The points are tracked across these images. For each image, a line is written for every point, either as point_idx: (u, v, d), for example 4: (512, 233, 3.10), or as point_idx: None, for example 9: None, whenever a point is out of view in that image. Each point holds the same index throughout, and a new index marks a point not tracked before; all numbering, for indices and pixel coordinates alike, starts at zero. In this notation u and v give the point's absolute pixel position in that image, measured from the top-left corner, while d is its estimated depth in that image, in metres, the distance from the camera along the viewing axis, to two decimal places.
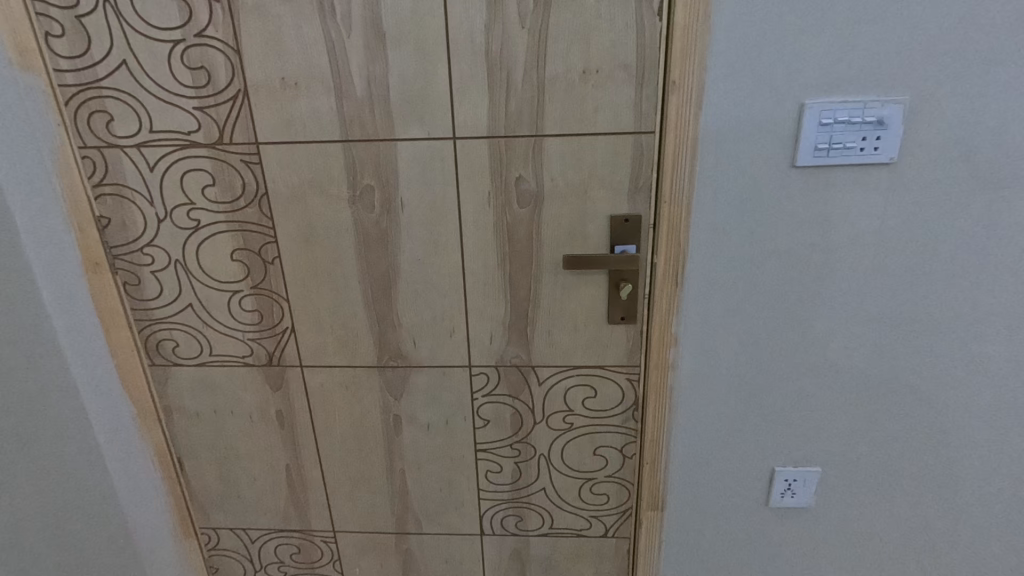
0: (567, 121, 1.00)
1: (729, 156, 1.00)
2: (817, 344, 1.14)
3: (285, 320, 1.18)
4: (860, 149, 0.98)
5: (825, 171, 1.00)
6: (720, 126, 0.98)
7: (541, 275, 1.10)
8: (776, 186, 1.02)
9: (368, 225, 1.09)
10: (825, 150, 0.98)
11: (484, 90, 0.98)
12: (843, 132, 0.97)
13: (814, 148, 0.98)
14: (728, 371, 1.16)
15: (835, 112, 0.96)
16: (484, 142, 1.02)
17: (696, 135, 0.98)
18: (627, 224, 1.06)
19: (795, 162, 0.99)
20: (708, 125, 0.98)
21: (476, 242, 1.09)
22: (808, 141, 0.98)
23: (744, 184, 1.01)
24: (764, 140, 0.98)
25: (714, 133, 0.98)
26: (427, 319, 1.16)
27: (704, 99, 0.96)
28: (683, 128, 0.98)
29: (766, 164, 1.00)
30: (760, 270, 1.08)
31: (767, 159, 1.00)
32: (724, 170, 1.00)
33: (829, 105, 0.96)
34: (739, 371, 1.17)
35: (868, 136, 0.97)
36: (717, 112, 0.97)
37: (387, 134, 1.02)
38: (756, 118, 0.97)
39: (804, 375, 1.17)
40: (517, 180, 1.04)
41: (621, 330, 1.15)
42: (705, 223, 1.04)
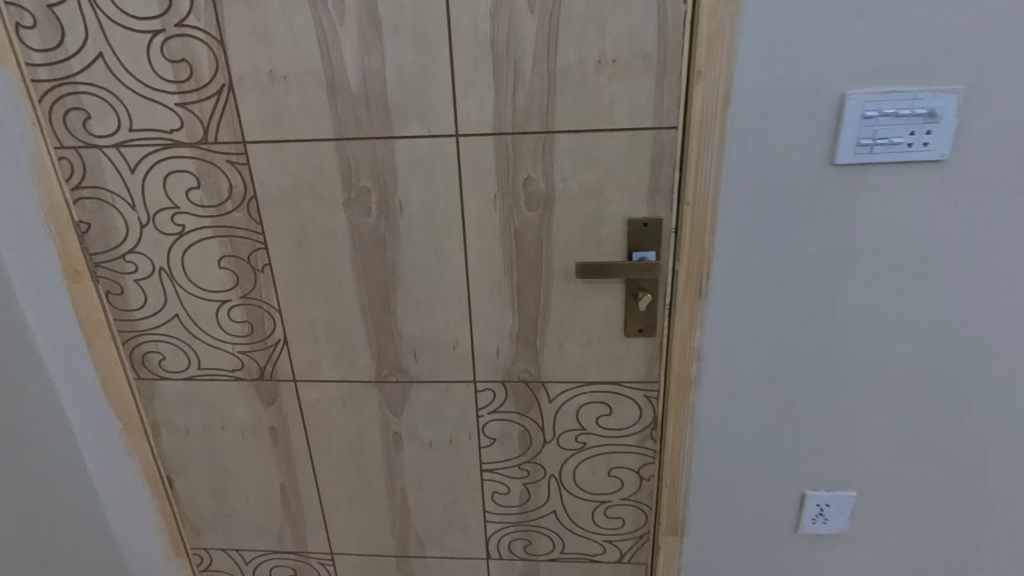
0: (581, 116, 0.91)
1: (760, 154, 0.90)
2: (854, 359, 1.04)
3: (277, 332, 1.10)
4: (907, 145, 0.88)
5: (868, 169, 0.91)
6: (750, 120, 0.88)
7: (552, 284, 1.02)
8: (813, 186, 0.92)
9: (364, 230, 1.01)
10: (868, 146, 0.88)
11: (490, 82, 0.90)
12: (890, 126, 0.87)
13: (857, 144, 0.88)
14: (755, 388, 1.07)
15: (880, 105, 0.86)
16: (490, 140, 0.93)
17: (724, 130, 0.89)
18: (647, 228, 0.97)
19: (834, 160, 0.90)
20: (737, 119, 0.88)
21: (482, 248, 1.00)
22: (849, 137, 0.88)
23: (777, 184, 0.92)
24: (799, 134, 0.89)
25: (744, 127, 0.89)
26: (429, 331, 1.07)
27: (733, 90, 0.87)
28: (709, 123, 0.88)
29: (801, 162, 0.91)
30: (792, 279, 0.98)
31: (804, 157, 0.90)
32: (755, 168, 0.91)
33: (873, 97, 0.86)
34: (767, 387, 1.07)
35: (917, 131, 0.87)
36: (747, 105, 0.87)
37: (384, 131, 0.93)
38: (791, 112, 0.88)
39: (839, 392, 1.07)
40: (526, 180, 0.95)
41: (638, 343, 1.05)
42: (733, 227, 0.95)
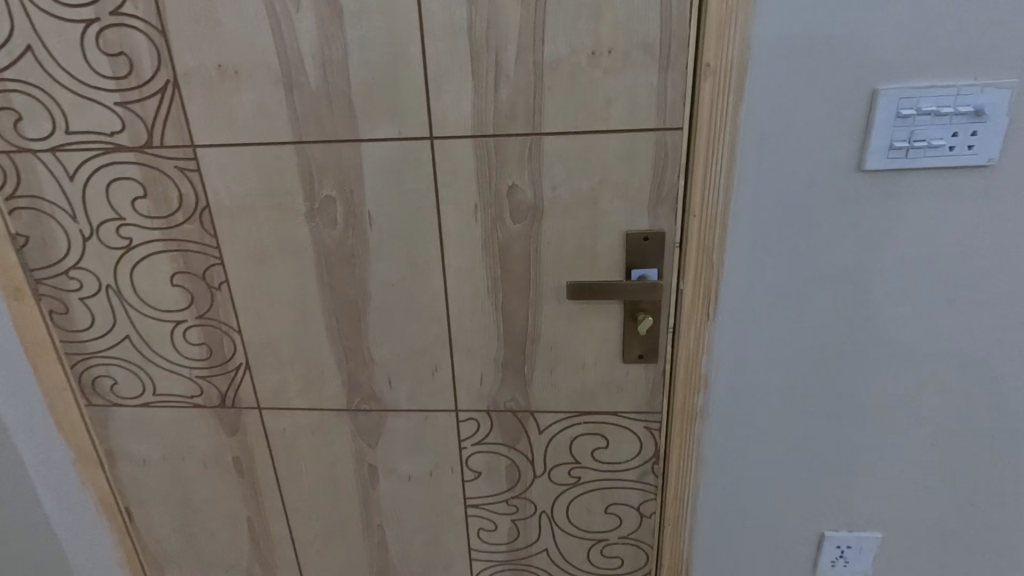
0: (573, 115, 0.79)
1: (777, 158, 0.79)
2: (883, 390, 0.92)
3: (237, 355, 1.00)
4: (949, 148, 0.77)
5: (902, 176, 0.79)
6: (767, 119, 0.77)
7: (541, 305, 0.91)
8: (837, 195, 0.81)
9: (330, 244, 0.90)
10: (903, 149, 0.77)
11: (468, 77, 0.78)
12: (928, 125, 0.76)
13: (889, 147, 0.77)
14: (770, 419, 0.96)
15: (917, 101, 0.75)
16: (469, 143, 0.82)
17: (737, 131, 0.77)
18: (648, 242, 0.85)
19: (863, 165, 0.78)
20: (751, 118, 0.77)
21: (462, 264, 0.89)
22: (881, 138, 0.77)
23: (796, 192, 0.81)
24: (822, 136, 0.77)
25: (759, 128, 0.77)
26: (405, 355, 0.96)
27: (747, 85, 0.75)
28: (719, 123, 0.77)
29: (825, 167, 0.79)
30: (812, 299, 0.87)
31: (827, 161, 0.79)
32: (771, 174, 0.80)
33: (910, 92, 0.74)
34: (783, 418, 0.96)
35: (960, 131, 0.76)
36: (763, 102, 0.76)
37: (349, 133, 0.82)
38: (813, 109, 0.76)
39: (866, 426, 0.95)
40: (511, 189, 0.84)
41: (637, 370, 0.94)
42: (746, 241, 0.83)
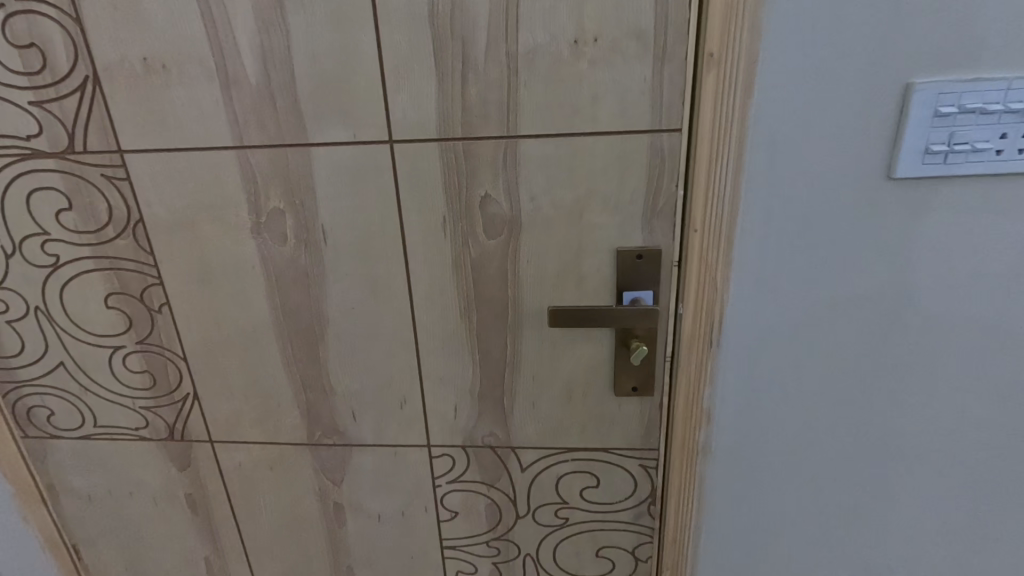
0: (554, 115, 0.68)
1: (792, 164, 0.68)
2: (913, 427, 0.81)
3: (184, 384, 0.89)
4: (996, 152, 0.65)
5: (939, 185, 0.68)
6: (780, 119, 0.66)
7: (520, 330, 0.80)
8: (861, 207, 0.69)
9: (281, 263, 0.79)
10: (941, 153, 0.65)
11: (431, 70, 0.67)
12: (969, 125, 0.64)
13: (925, 151, 0.65)
14: (782, 459, 0.84)
15: (958, 97, 0.63)
16: (435, 148, 0.71)
17: (745, 132, 0.66)
18: (642, 261, 0.74)
19: (893, 173, 0.67)
20: (762, 119, 0.66)
21: (430, 285, 0.78)
22: (915, 141, 0.65)
23: (813, 204, 0.69)
24: (845, 138, 0.66)
25: (771, 129, 0.66)
26: (370, 385, 0.86)
27: (757, 79, 0.64)
28: (725, 123, 0.65)
29: (848, 175, 0.68)
30: (830, 326, 0.76)
31: (850, 168, 0.68)
32: (785, 183, 0.68)
33: (950, 86, 0.63)
34: (795, 458, 0.84)
35: (1009, 133, 0.64)
36: (776, 100, 0.65)
37: (297, 137, 0.72)
38: (834, 108, 0.65)
39: (892, 466, 0.84)
40: (483, 200, 0.73)
41: (631, 403, 0.83)
42: (755, 260, 0.72)
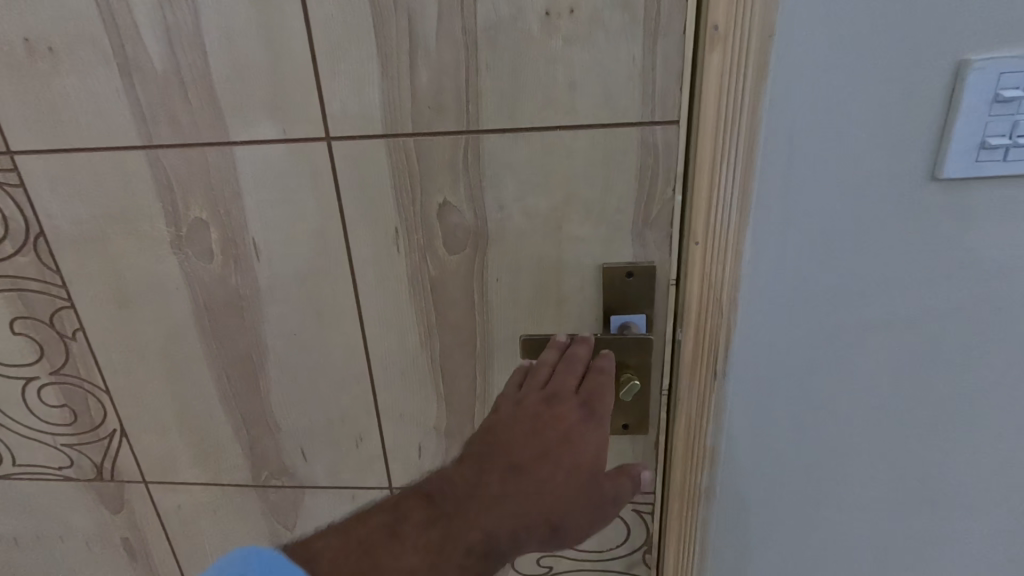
0: (524, 105, 0.56)
1: (815, 163, 0.55)
2: (950, 463, 0.70)
3: (109, 419, 0.77)
4: None
5: (991, 186, 0.56)
6: (802, 108, 0.53)
7: (491, 360, 0.68)
8: (899, 213, 0.57)
9: (209, 282, 0.67)
10: (999, 147, 0.53)
11: (372, 50, 0.55)
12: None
13: (979, 145, 0.53)
14: (797, 500, 0.73)
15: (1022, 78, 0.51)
16: (381, 145, 0.59)
17: (758, 124, 0.53)
18: (633, 280, 0.61)
19: (940, 172, 0.55)
20: (779, 108, 0.53)
21: (384, 307, 0.66)
22: (968, 134, 0.53)
23: (840, 211, 0.57)
24: (880, 130, 0.54)
25: (789, 120, 0.54)
26: (320, 420, 0.74)
27: (772, 59, 0.52)
28: (733, 114, 0.53)
29: (883, 177, 0.56)
30: (857, 352, 0.64)
31: (886, 167, 0.55)
32: (806, 186, 0.56)
33: (1013, 64, 0.51)
34: (813, 502, 0.73)
35: None
36: (797, 85, 0.53)
37: (216, 135, 0.59)
38: (867, 93, 0.53)
39: (922, 510, 0.73)
40: (442, 207, 0.61)
41: (622, 443, 0.71)
42: (769, 277, 0.60)
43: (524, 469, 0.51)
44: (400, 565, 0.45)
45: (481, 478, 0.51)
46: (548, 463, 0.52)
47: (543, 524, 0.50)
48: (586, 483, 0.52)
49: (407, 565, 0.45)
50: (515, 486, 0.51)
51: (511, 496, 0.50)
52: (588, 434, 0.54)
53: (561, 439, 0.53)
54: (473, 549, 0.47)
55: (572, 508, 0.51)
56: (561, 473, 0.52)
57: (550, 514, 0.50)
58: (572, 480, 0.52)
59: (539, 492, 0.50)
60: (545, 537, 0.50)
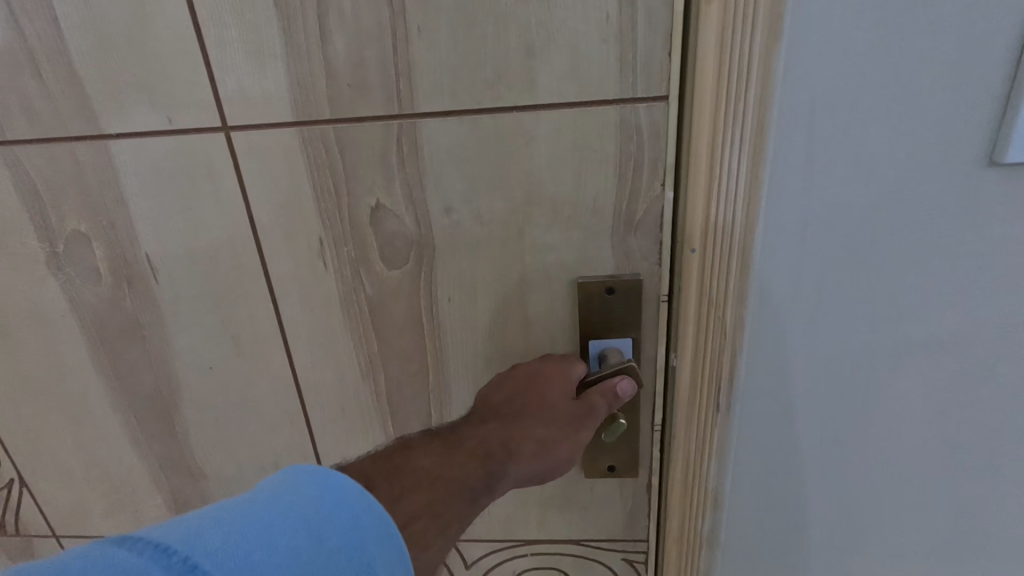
0: (469, 79, 0.43)
1: (842, 147, 0.44)
2: (1004, 510, 0.58)
3: (3, 469, 0.65)
4: None
5: None
6: (825, 76, 0.41)
7: (448, 393, 0.56)
8: (947, 209, 0.46)
9: (98, 307, 0.54)
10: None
11: (269, 11, 0.42)
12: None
13: None
14: (821, 552, 0.61)
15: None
16: (291, 135, 0.46)
17: (771, 97, 0.41)
18: (614, 297, 0.50)
19: (1002, 155, 0.43)
20: (796, 76, 0.41)
21: (314, 333, 0.54)
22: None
23: (873, 206, 0.46)
24: (925, 103, 0.42)
25: (811, 93, 0.42)
26: (248, 468, 0.61)
27: (789, 11, 0.39)
28: (739, 84, 0.41)
29: (928, 161, 0.44)
30: (894, 377, 0.52)
31: (931, 150, 0.44)
32: (830, 176, 0.45)
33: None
34: (840, 552, 0.61)
35: None
36: (819, 47, 0.41)
37: (86, 125, 0.47)
38: (910, 56, 0.41)
39: (971, 560, 0.61)
40: (374, 212, 0.48)
41: (610, 487, 0.60)
42: (785, 290, 0.48)
43: (500, 410, 0.47)
44: (419, 464, 0.40)
45: (468, 423, 0.47)
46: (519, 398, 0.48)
47: (533, 444, 0.46)
48: (574, 410, 0.48)
49: (422, 463, 0.40)
50: (497, 421, 0.47)
51: (492, 425, 0.46)
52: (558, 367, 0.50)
53: (532, 378, 0.49)
54: (475, 453, 0.44)
55: (560, 432, 0.48)
56: (548, 399, 0.48)
57: (542, 440, 0.47)
58: (561, 406, 0.48)
59: (524, 414, 0.47)
60: (538, 463, 0.47)
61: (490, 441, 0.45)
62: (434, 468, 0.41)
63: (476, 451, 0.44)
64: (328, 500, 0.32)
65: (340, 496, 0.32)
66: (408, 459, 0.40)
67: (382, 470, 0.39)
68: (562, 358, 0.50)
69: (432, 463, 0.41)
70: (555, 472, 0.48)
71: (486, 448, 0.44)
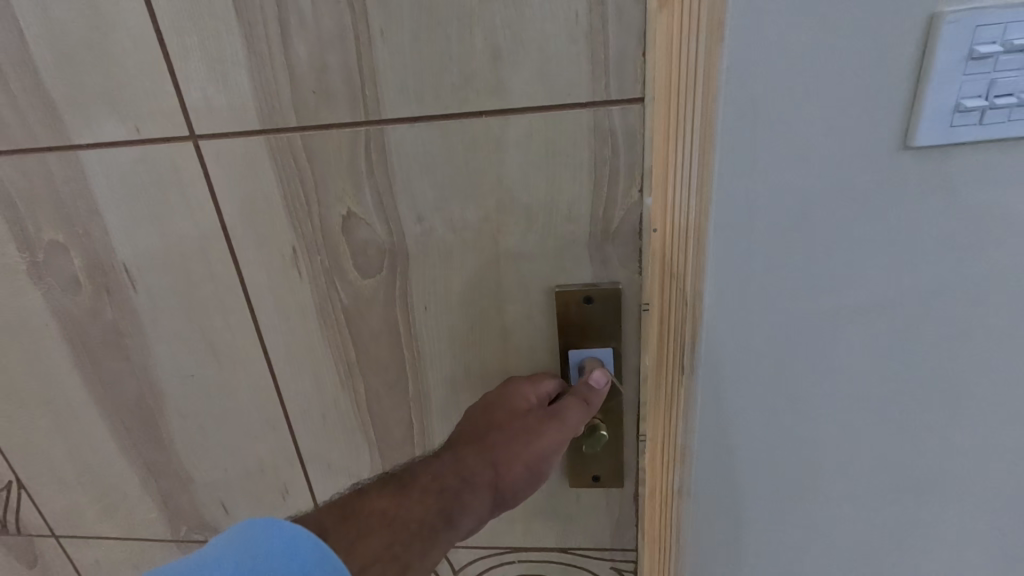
0: (435, 83, 0.42)
1: (784, 145, 0.45)
2: (950, 488, 0.62)
3: (2, 470, 0.65)
4: None
5: (967, 154, 0.46)
6: (761, 70, 0.43)
7: (428, 402, 0.55)
8: (884, 205, 0.47)
9: (81, 317, 0.54)
10: (978, 110, 0.44)
11: (230, 17, 0.41)
12: (1014, 71, 0.43)
13: (954, 108, 0.43)
14: (783, 530, 0.65)
15: (1003, 29, 0.42)
16: (257, 143, 0.45)
17: (716, 96, 0.42)
18: (592, 307, 0.48)
19: (915, 141, 0.45)
20: (734, 71, 0.43)
21: (292, 341, 0.53)
22: (943, 95, 0.43)
23: (814, 204, 0.47)
24: (856, 103, 0.44)
25: (750, 90, 0.43)
26: (236, 472, 0.61)
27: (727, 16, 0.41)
28: (694, 84, 0.41)
29: (863, 150, 0.46)
30: (840, 357, 0.54)
31: (866, 149, 0.45)
32: (771, 176, 0.46)
33: (992, 14, 0.41)
34: (800, 520, 0.64)
35: None
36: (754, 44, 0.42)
37: (57, 135, 0.46)
38: (841, 50, 0.42)
39: (919, 524, 0.64)
40: (345, 220, 0.47)
41: (596, 496, 0.58)
42: (733, 287, 0.51)
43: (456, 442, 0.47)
44: (374, 507, 0.41)
45: (429, 457, 0.46)
46: (472, 426, 0.48)
47: (488, 470, 0.45)
48: (527, 423, 0.46)
49: (381, 506, 0.41)
50: (453, 452, 0.46)
51: (447, 455, 0.46)
52: (512, 391, 0.49)
53: (486, 406, 0.49)
54: (430, 490, 0.43)
55: (517, 453, 0.46)
56: (501, 422, 0.47)
57: (499, 466, 0.46)
58: (513, 426, 0.47)
59: (478, 439, 0.46)
60: (498, 488, 0.45)
61: (445, 475, 0.44)
62: (392, 510, 0.41)
63: (431, 487, 0.43)
64: (277, 553, 0.34)
65: (289, 550, 0.35)
66: (362, 504, 0.41)
67: (337, 516, 0.40)
68: (528, 380, 0.49)
69: (386, 506, 0.41)
70: (521, 492, 0.46)
71: (442, 481, 0.44)
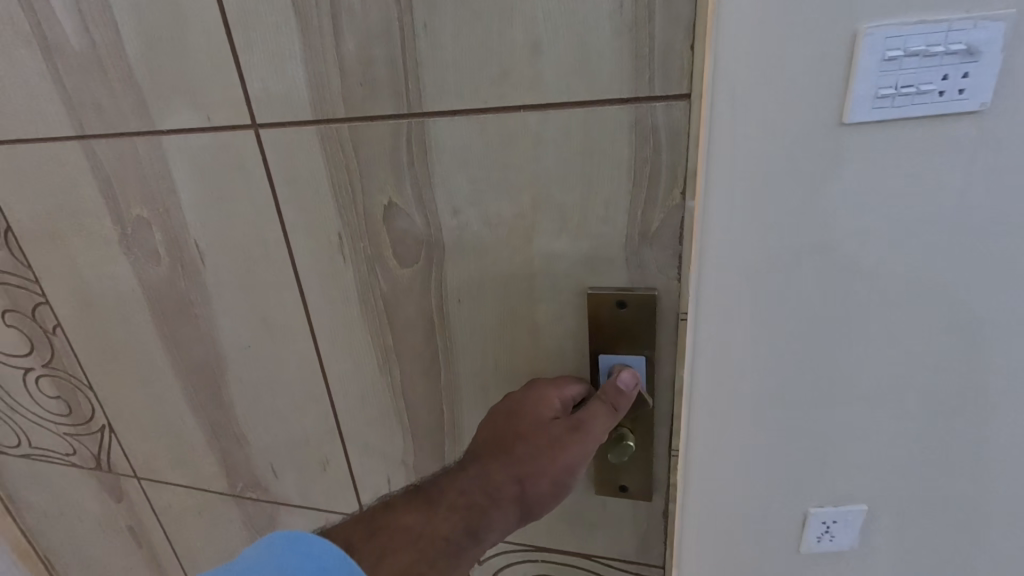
0: (476, 75, 0.41)
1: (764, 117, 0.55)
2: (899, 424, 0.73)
3: (98, 414, 0.74)
4: (937, 96, 0.55)
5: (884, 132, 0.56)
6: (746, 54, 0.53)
7: (459, 392, 0.55)
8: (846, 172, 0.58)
9: (160, 285, 0.60)
10: (890, 96, 0.54)
11: (288, 11, 0.43)
12: (915, 69, 0.54)
13: (877, 95, 0.54)
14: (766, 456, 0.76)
15: (905, 39, 0.52)
16: (309, 132, 0.47)
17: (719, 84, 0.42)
18: (626, 313, 0.46)
19: (846, 120, 0.55)
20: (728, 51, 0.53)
21: (335, 322, 0.56)
22: (867, 84, 0.53)
23: (795, 171, 0.58)
24: (834, 93, 0.54)
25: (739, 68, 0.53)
26: (284, 438, 0.65)
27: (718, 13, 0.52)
28: None
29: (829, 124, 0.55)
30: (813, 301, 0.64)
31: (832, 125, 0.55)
32: (757, 144, 0.56)
33: (899, 24, 0.52)
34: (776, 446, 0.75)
35: (951, 74, 0.54)
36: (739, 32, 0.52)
37: (144, 120, 0.51)
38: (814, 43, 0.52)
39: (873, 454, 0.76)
40: (387, 210, 0.48)
41: (625, 506, 0.56)
42: (726, 237, 0.61)
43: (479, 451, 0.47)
44: (401, 524, 0.41)
45: (454, 467, 0.46)
46: (497, 434, 0.47)
47: (513, 485, 0.44)
48: (554, 434, 0.46)
49: (408, 522, 0.41)
50: (478, 463, 0.45)
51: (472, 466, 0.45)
52: (536, 396, 0.48)
53: (509, 412, 0.48)
54: (457, 506, 0.42)
55: (544, 468, 0.45)
56: (525, 432, 0.46)
57: (524, 479, 0.45)
58: (538, 438, 0.46)
59: (501, 449, 0.46)
60: (524, 504, 0.44)
61: (471, 490, 0.43)
62: (421, 527, 0.41)
63: (457, 503, 0.43)
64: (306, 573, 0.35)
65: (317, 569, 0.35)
66: (388, 521, 0.41)
67: (364, 532, 0.40)
68: (554, 384, 0.48)
69: (415, 524, 0.41)
70: (548, 506, 0.45)
71: (468, 497, 0.43)
